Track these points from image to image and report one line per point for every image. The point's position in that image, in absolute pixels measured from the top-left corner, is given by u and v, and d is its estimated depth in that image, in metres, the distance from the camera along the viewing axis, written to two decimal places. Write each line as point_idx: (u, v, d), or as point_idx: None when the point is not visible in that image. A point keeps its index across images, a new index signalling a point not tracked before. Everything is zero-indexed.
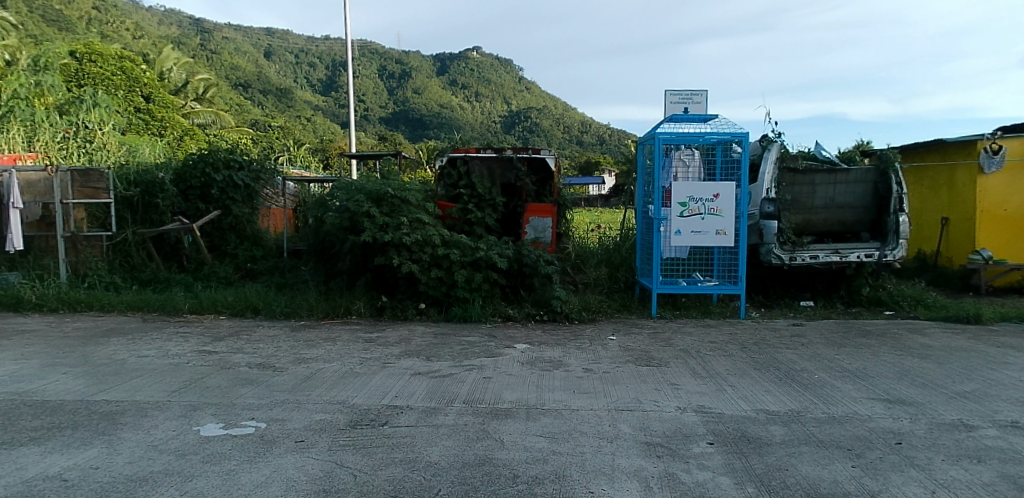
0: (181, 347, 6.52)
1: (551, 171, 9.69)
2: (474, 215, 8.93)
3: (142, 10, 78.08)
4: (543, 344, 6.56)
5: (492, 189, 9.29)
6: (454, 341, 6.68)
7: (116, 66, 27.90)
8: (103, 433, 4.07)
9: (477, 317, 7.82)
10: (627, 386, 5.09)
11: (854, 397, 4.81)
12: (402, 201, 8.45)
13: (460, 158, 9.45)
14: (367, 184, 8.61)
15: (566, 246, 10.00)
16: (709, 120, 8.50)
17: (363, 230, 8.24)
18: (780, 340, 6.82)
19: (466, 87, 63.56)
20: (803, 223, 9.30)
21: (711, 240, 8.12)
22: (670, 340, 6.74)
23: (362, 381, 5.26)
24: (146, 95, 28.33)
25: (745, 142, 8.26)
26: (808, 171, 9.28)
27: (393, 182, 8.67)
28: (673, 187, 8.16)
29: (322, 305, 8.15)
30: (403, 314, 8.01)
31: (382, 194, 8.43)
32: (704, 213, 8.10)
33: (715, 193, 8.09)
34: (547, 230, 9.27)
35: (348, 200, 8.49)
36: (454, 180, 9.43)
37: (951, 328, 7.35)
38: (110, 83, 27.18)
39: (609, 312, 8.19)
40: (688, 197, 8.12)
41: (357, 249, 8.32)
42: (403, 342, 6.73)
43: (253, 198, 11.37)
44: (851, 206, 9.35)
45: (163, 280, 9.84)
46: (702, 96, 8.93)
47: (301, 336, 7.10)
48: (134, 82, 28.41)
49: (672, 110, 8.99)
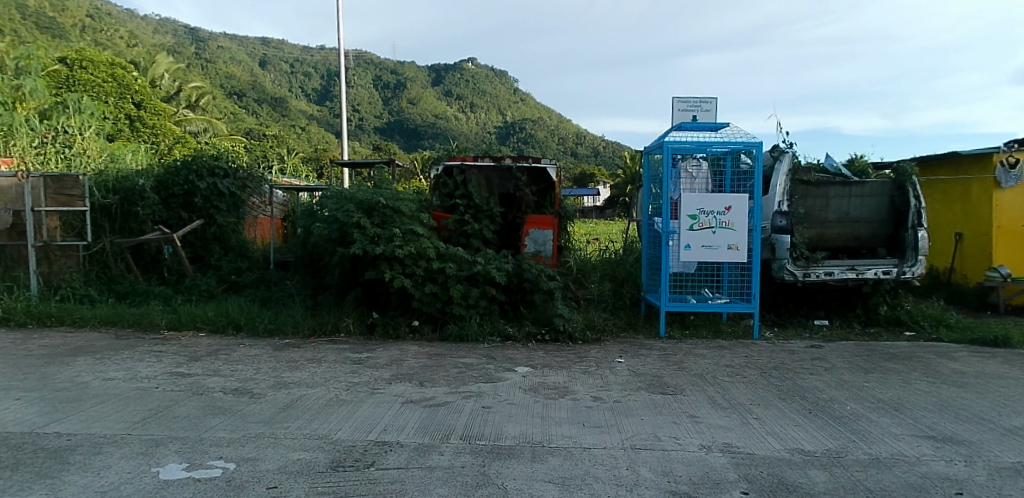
0: (152, 368, 5.97)
1: (552, 182, 9.17)
2: (471, 227, 8.46)
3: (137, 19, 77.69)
4: (547, 368, 6.07)
5: (489, 199, 8.79)
6: (450, 364, 6.17)
7: (107, 72, 27.41)
8: (45, 476, 3.53)
9: (474, 336, 7.33)
10: (643, 418, 4.60)
11: (895, 434, 4.33)
12: (395, 211, 7.99)
13: (456, 168, 8.98)
14: (357, 193, 8.13)
15: (567, 260, 9.55)
16: (719, 128, 8.06)
17: (353, 242, 7.75)
18: (800, 363, 6.34)
19: (461, 98, 63.24)
20: (817, 238, 8.87)
21: (724, 255, 7.63)
22: (683, 364, 6.25)
23: (348, 411, 4.73)
24: (136, 101, 27.64)
25: (758, 150, 7.83)
26: (821, 183, 8.84)
27: (385, 192, 8.21)
28: (682, 199, 7.69)
29: (309, 322, 7.62)
30: (395, 332, 7.49)
31: (373, 205, 7.96)
32: (715, 226, 7.63)
33: (727, 206, 7.63)
34: (547, 243, 8.79)
35: (338, 210, 8.01)
36: (450, 189, 8.98)
37: (980, 352, 6.90)
38: (100, 90, 26.71)
39: (614, 331, 7.71)
40: (698, 209, 7.65)
41: (346, 263, 7.80)
42: (394, 364, 6.21)
43: (239, 206, 10.85)
44: (867, 220, 8.91)
45: (140, 293, 9.31)
46: (711, 103, 8.45)
47: (284, 356, 6.57)
48: (126, 88, 27.91)
49: (680, 118, 8.50)
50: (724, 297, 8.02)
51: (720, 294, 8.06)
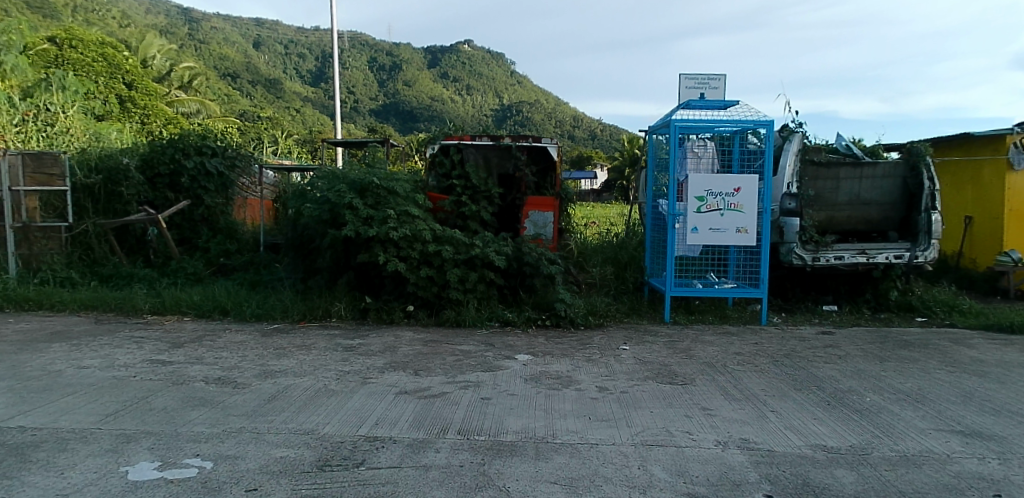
0: (131, 356, 5.65)
1: (553, 162, 8.82)
2: (468, 208, 8.13)
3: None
4: (548, 355, 5.77)
5: (488, 179, 8.46)
6: (446, 351, 5.87)
7: (96, 51, 26.77)
8: (2, 476, 3.22)
9: (471, 322, 7.03)
10: (652, 411, 4.31)
11: (922, 429, 4.06)
12: (389, 192, 7.66)
13: (453, 147, 8.64)
14: (350, 173, 7.79)
15: (568, 243, 9.25)
16: (728, 106, 7.70)
17: (345, 224, 7.41)
18: (813, 351, 6.06)
19: (458, 80, 62.39)
20: (827, 221, 8.56)
21: (731, 238, 7.33)
22: (690, 352, 5.97)
23: (338, 402, 4.44)
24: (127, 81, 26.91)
25: (769, 130, 7.48)
26: (832, 164, 8.52)
27: (379, 171, 7.87)
28: (688, 179, 7.36)
29: (299, 307, 7.30)
30: (390, 318, 7.18)
31: (367, 185, 7.62)
32: (723, 208, 7.31)
33: (735, 187, 7.30)
34: (548, 226, 8.46)
35: (330, 190, 7.67)
36: (447, 169, 8.64)
37: (997, 340, 6.63)
38: (89, 69, 26.07)
39: (617, 316, 7.42)
40: (705, 191, 7.32)
41: (338, 245, 7.46)
42: (387, 351, 5.90)
43: (228, 187, 10.52)
44: (878, 203, 8.58)
45: (125, 276, 8.97)
46: (720, 80, 8.08)
47: (272, 342, 6.25)
48: (116, 67, 27.30)
49: (686, 96, 8.13)
50: (730, 282, 7.71)
51: (726, 278, 7.75)
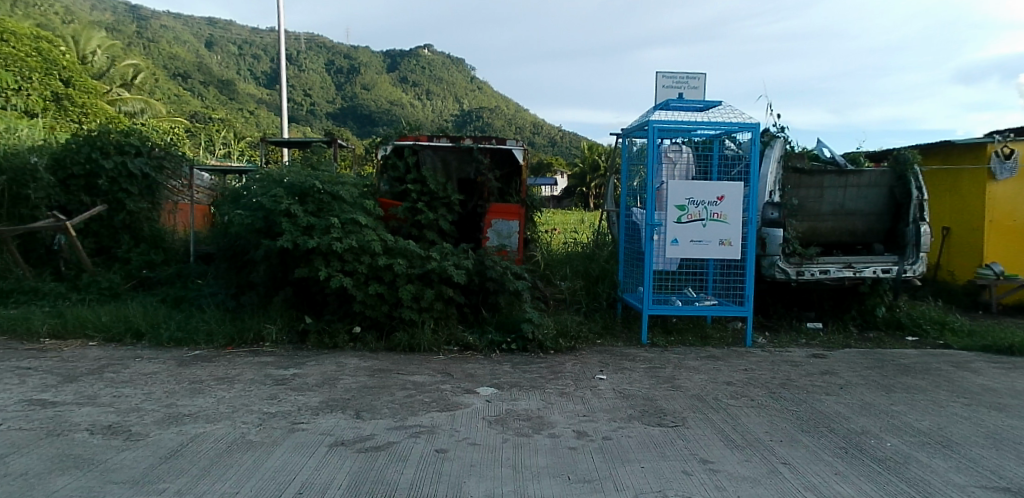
0: (5, 396, 4.59)
1: (519, 166, 8.05)
2: (424, 216, 7.29)
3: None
4: (516, 388, 4.97)
5: (446, 184, 7.61)
6: (395, 384, 4.99)
7: (31, 43, 24.60)
8: None
9: (427, 346, 6.17)
10: (643, 466, 3.55)
11: (962, 486, 3.41)
12: (333, 198, 6.77)
13: (408, 148, 7.78)
14: (288, 175, 6.86)
15: (534, 255, 8.52)
16: (711, 106, 7.01)
17: (281, 233, 6.47)
18: (810, 381, 5.42)
19: (417, 85, 61.22)
20: (809, 232, 8.10)
21: (715, 251, 6.68)
22: (676, 382, 5.25)
23: (254, 459, 3.52)
24: (64, 78, 25.04)
25: (755, 134, 6.82)
26: (815, 172, 8.05)
27: (322, 174, 6.95)
28: (668, 186, 6.68)
29: (226, 329, 6.29)
30: (332, 341, 6.25)
31: (307, 189, 6.69)
32: (706, 218, 6.65)
33: (719, 195, 6.66)
34: (513, 235, 7.69)
35: (265, 194, 6.72)
36: (400, 172, 7.72)
37: (998, 363, 6.13)
38: (23, 64, 23.52)
39: (589, 338, 6.66)
40: (687, 199, 6.66)
41: (274, 257, 6.51)
42: (326, 384, 4.98)
43: (154, 190, 9.26)
44: (863, 213, 8.18)
45: (27, 291, 7.80)
46: (700, 79, 7.41)
47: (188, 374, 5.25)
48: (53, 64, 24.93)
49: (664, 96, 7.43)
50: (711, 298, 7.06)
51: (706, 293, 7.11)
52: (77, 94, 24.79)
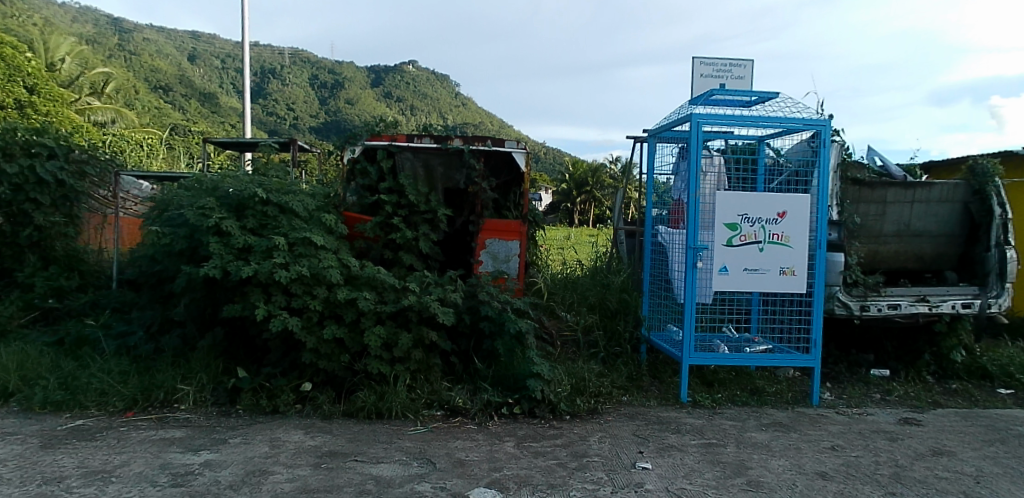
0: None
1: (522, 173, 6.38)
2: (400, 234, 5.75)
3: (53, 6, 70.39)
4: (528, 490, 3.39)
5: (430, 195, 6.09)
6: (349, 484, 3.39)
7: None
8: None
9: (400, 411, 4.57)
10: None
11: None
12: (281, 211, 5.19)
13: (381, 149, 6.20)
14: (223, 182, 5.28)
15: (535, 282, 7.03)
16: (765, 98, 5.44)
17: (207, 257, 4.86)
18: (931, 470, 3.91)
19: (402, 99, 59.77)
20: (870, 257, 6.69)
21: (775, 282, 5.20)
22: (752, 474, 3.71)
23: None
24: (29, 85, 22.80)
25: (823, 134, 5.30)
26: (877, 184, 6.65)
27: (267, 180, 5.38)
28: (716, 199, 5.19)
29: (126, 389, 4.65)
30: (272, 405, 4.62)
31: (246, 200, 5.10)
32: (763, 240, 5.18)
33: (779, 212, 5.20)
34: (511, 259, 6.15)
35: (190, 206, 5.12)
36: (372, 180, 6.22)
37: None
38: None
39: (613, 396, 5.11)
40: (739, 215, 5.18)
41: (197, 291, 4.88)
42: (247, 485, 3.37)
43: (71, 202, 7.58)
44: (931, 233, 6.77)
45: None
46: (746, 67, 5.96)
47: (47, 465, 3.60)
48: (15, 69, 22.45)
49: (702, 86, 5.92)
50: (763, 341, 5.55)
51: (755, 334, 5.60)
52: (40, 101, 22.83)
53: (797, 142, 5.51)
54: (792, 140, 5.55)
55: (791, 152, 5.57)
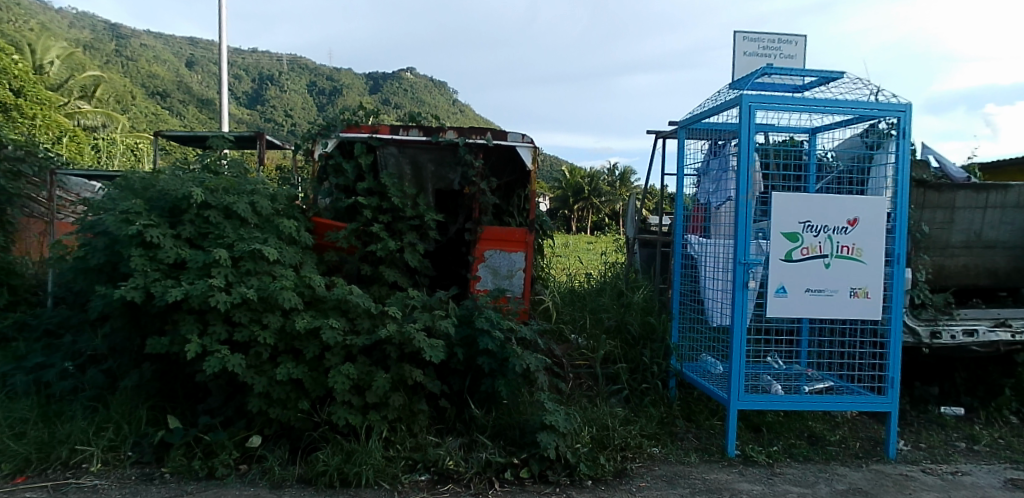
0: None
1: (527, 171, 5.31)
2: (380, 245, 4.72)
3: (48, 9, 69.61)
4: None
5: (417, 199, 5.08)
6: None
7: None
8: None
9: (372, 477, 3.52)
10: None
11: None
12: (229, 217, 4.18)
13: (359, 143, 5.17)
14: (158, 180, 4.28)
15: (542, 301, 6.00)
16: (827, 79, 4.43)
17: (130, 274, 3.84)
18: None
19: (399, 105, 58.89)
20: (936, 273, 5.67)
21: (844, 307, 4.19)
22: None
23: None
24: None
25: (901, 122, 4.28)
26: (945, 187, 5.64)
27: (214, 179, 4.37)
28: (772, 202, 4.14)
29: (19, 445, 3.61)
30: (207, 467, 3.57)
31: (183, 203, 4.11)
32: (830, 254, 4.16)
33: (849, 219, 4.19)
34: (515, 275, 5.11)
35: (114, 210, 4.11)
36: (348, 180, 5.16)
37: None
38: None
39: (643, 449, 4.08)
40: (801, 223, 4.15)
41: (118, 318, 3.84)
42: None
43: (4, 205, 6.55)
44: (1008, 246, 5.75)
45: None
46: (797, 44, 4.99)
47: None
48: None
49: (746, 66, 4.93)
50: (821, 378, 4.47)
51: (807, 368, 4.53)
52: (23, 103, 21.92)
53: (860, 133, 4.55)
54: (855, 131, 4.58)
55: (854, 146, 4.58)
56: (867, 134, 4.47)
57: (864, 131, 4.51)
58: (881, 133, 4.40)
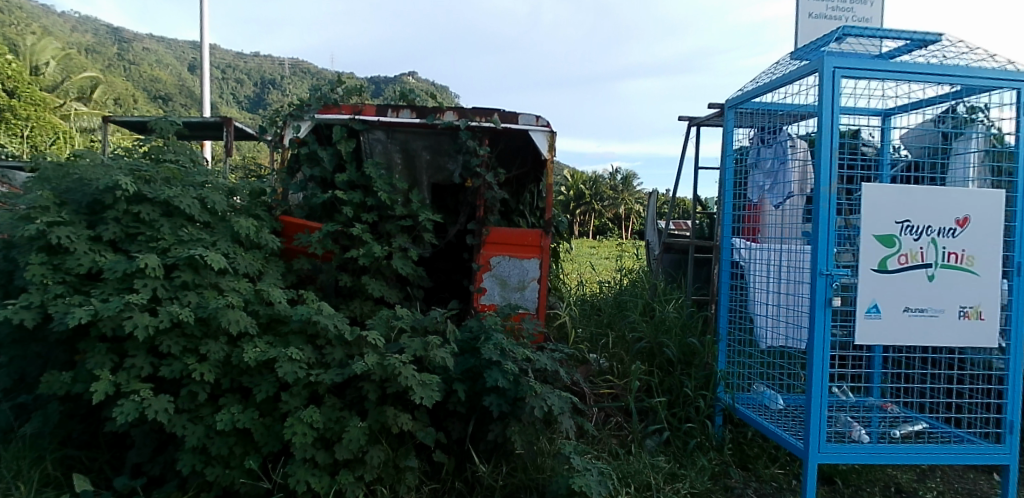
0: None
1: (545, 160, 4.36)
2: (362, 251, 3.80)
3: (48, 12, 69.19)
4: None
5: (409, 194, 4.16)
6: None
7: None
8: None
9: None
10: None
11: None
12: (166, 215, 3.27)
13: (339, 126, 4.23)
14: (78, 167, 3.36)
15: (558, 316, 5.09)
16: (924, 42, 3.51)
17: (30, 286, 2.93)
18: None
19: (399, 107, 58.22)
20: None
21: (951, 332, 3.27)
22: None
23: None
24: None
25: (1018, 96, 3.33)
26: None
27: (150, 167, 3.45)
28: (863, 197, 3.21)
29: None
30: None
31: (105, 195, 3.19)
32: (934, 264, 3.25)
33: (959, 218, 3.26)
34: (528, 286, 4.20)
35: (19, 205, 3.20)
36: (326, 171, 4.24)
37: None
38: None
39: None
40: (898, 223, 3.22)
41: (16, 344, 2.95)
42: None
43: None
44: None
45: None
46: (872, 5, 4.14)
47: None
48: None
49: (814, 30, 4.07)
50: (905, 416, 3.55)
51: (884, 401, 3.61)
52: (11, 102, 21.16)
53: (934, 117, 3.64)
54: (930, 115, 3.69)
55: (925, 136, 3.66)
56: (943, 117, 3.56)
57: (939, 116, 3.60)
58: (960, 119, 3.50)
